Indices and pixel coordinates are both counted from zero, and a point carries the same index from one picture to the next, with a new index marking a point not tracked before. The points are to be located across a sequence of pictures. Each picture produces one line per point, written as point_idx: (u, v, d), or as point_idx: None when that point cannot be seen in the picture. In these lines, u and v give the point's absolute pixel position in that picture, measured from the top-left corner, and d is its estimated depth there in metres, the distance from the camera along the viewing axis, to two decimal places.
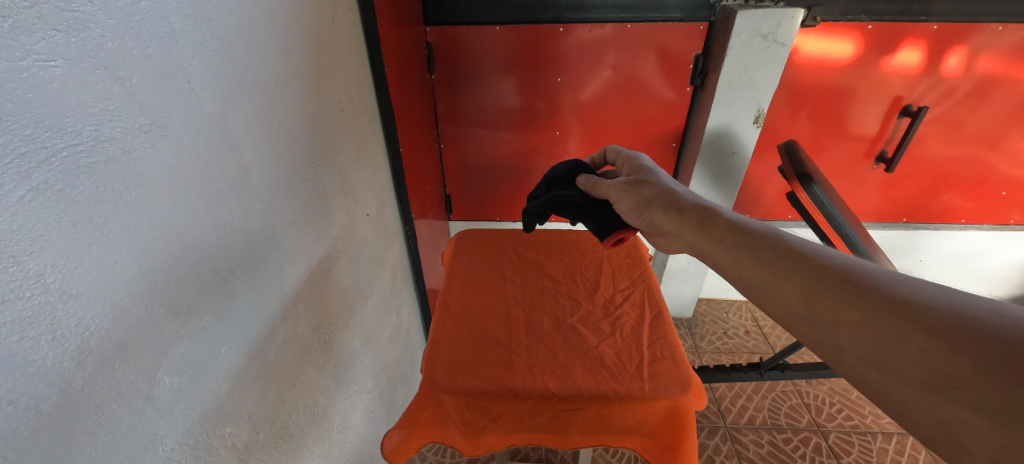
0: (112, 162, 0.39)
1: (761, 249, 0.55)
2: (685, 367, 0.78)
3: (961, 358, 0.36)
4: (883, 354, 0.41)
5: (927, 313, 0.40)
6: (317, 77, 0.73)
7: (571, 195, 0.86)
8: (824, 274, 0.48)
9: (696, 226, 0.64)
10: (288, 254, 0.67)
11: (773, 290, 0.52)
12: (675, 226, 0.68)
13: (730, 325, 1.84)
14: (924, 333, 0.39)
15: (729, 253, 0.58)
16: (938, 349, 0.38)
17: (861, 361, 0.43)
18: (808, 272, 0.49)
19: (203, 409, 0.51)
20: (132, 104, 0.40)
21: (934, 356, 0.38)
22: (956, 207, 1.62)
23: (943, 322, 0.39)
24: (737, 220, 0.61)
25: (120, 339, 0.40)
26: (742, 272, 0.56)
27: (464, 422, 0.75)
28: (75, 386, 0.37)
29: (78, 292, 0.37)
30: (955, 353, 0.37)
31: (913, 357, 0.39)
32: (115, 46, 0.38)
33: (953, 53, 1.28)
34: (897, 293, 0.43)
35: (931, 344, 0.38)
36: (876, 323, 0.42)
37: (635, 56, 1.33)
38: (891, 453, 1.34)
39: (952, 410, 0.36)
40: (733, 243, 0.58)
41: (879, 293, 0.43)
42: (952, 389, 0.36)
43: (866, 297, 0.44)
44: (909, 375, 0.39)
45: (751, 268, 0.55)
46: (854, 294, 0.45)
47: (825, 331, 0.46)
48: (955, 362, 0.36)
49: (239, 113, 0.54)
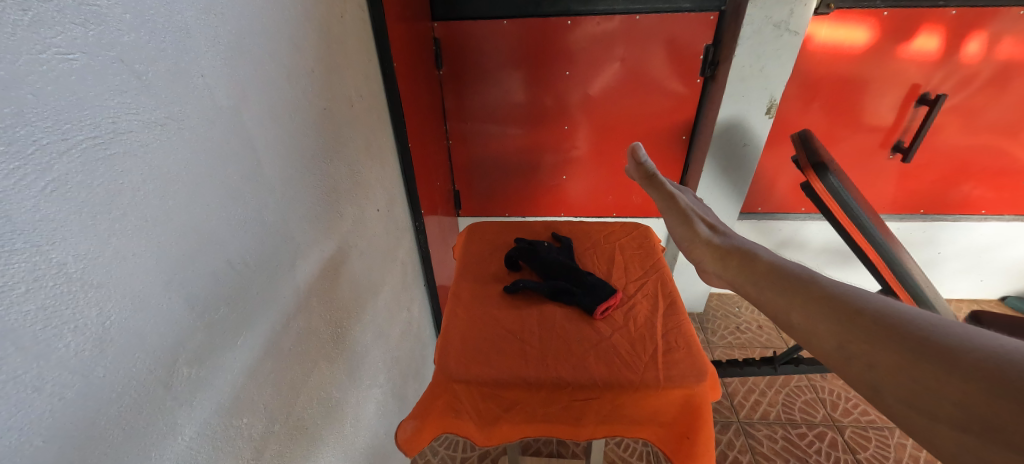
0: (129, 154, 0.39)
1: (798, 287, 0.50)
2: (701, 355, 0.77)
3: (999, 401, 0.30)
4: (915, 392, 0.35)
5: (962, 355, 0.34)
6: (328, 72, 0.74)
7: (562, 261, 0.96)
8: (858, 314, 0.42)
9: (739, 268, 0.61)
10: (300, 248, 0.67)
11: (807, 331, 0.46)
12: (716, 264, 0.67)
13: (742, 320, 1.81)
14: (958, 374, 0.33)
15: (766, 293, 0.53)
16: (972, 390, 0.32)
17: (895, 402, 0.36)
18: (842, 312, 0.44)
19: (220, 399, 0.52)
20: (147, 98, 0.41)
21: (972, 398, 0.32)
22: (976, 197, 1.58)
23: (983, 360, 0.33)
24: (779, 264, 0.56)
25: (139, 328, 0.41)
26: (777, 313, 0.51)
27: (478, 412, 0.76)
28: (98, 375, 0.38)
29: (99, 282, 0.37)
30: (993, 394, 0.31)
31: (948, 398, 0.33)
32: (131, 40, 0.39)
33: (972, 38, 1.25)
34: (935, 334, 0.37)
35: (965, 387, 0.32)
36: (911, 363, 0.36)
37: (644, 49, 1.32)
38: (909, 448, 1.32)
39: (994, 454, 0.30)
40: (770, 285, 0.53)
41: (914, 334, 0.38)
42: (987, 426, 0.31)
43: (901, 337, 0.38)
44: (945, 414, 0.33)
45: (785, 307, 0.49)
46: (889, 334, 0.39)
47: (859, 373, 0.39)
48: (991, 403, 0.31)
49: (252, 106, 0.55)
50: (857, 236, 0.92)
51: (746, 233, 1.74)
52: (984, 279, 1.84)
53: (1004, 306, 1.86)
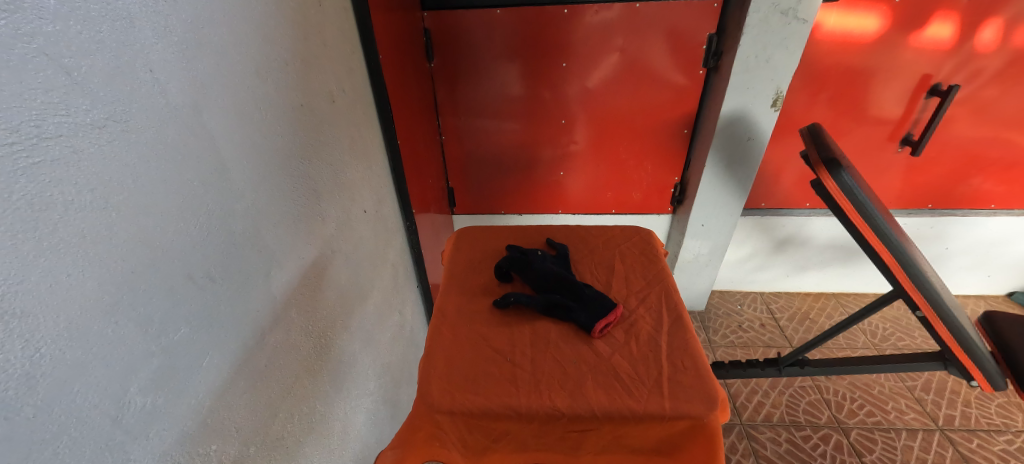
0: (60, 163, 0.34)
1: None
2: (710, 380, 0.73)
3: None
4: None
5: None
6: (305, 66, 0.68)
7: (556, 271, 0.91)
8: None
9: None
10: (277, 256, 0.63)
11: None
12: None
13: (744, 318, 1.78)
14: None
15: None
16: None
17: None
18: None
19: (183, 426, 0.47)
20: (81, 97, 0.35)
21: None
22: (985, 191, 1.54)
23: None
24: None
25: (78, 359, 0.37)
26: None
27: (463, 442, 0.72)
28: (25, 416, 0.33)
29: (22, 310, 0.33)
30: None
31: None
32: (58, 30, 0.34)
33: (987, 26, 1.20)
34: None
35: None
36: None
37: (645, 39, 1.27)
38: (916, 450, 1.28)
39: None
40: None
41: None
42: None
43: None
44: None
45: None
46: None
47: None
48: None
49: (215, 105, 0.50)
50: (871, 238, 0.87)
51: (748, 229, 1.69)
52: (991, 274, 1.80)
53: (1011, 302, 1.83)
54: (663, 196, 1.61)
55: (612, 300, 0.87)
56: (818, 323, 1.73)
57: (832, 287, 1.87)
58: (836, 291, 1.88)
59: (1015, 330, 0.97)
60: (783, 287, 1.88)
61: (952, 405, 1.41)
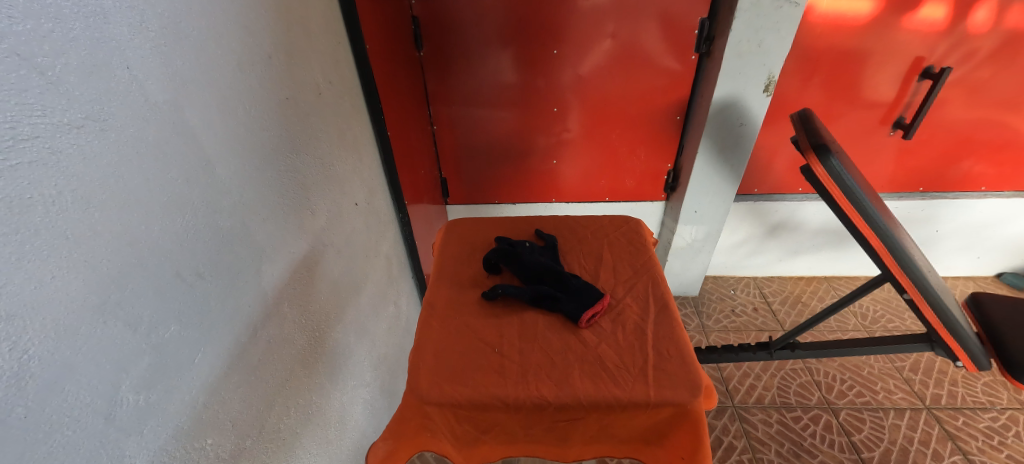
0: (39, 164, 0.34)
1: None
2: (695, 368, 0.74)
3: None
4: None
5: None
6: (289, 58, 0.67)
7: (541, 262, 0.92)
8: None
9: None
10: (266, 252, 0.63)
11: None
12: None
13: (738, 302, 1.80)
14: None
15: None
16: None
17: None
18: None
19: (177, 422, 0.48)
20: (57, 96, 0.35)
21: None
22: (976, 173, 1.55)
23: None
24: None
25: (69, 360, 0.37)
26: None
27: (455, 432, 0.75)
28: (18, 416, 0.34)
29: (8, 314, 0.33)
30: None
31: None
32: (28, 29, 0.33)
33: (981, 6, 1.19)
34: None
35: None
36: None
37: (637, 23, 1.25)
38: (903, 429, 1.31)
39: None
40: None
41: None
42: None
43: None
44: None
45: None
46: None
47: None
48: None
49: (197, 102, 0.49)
50: (858, 222, 0.87)
51: (742, 214, 1.70)
52: (981, 256, 1.82)
53: (1000, 282, 1.85)
54: (656, 183, 1.61)
55: (600, 290, 0.88)
56: (810, 307, 1.76)
57: (824, 271, 1.89)
58: (829, 274, 1.90)
59: (999, 311, 0.99)
60: (776, 271, 1.90)
61: (939, 384, 1.44)
